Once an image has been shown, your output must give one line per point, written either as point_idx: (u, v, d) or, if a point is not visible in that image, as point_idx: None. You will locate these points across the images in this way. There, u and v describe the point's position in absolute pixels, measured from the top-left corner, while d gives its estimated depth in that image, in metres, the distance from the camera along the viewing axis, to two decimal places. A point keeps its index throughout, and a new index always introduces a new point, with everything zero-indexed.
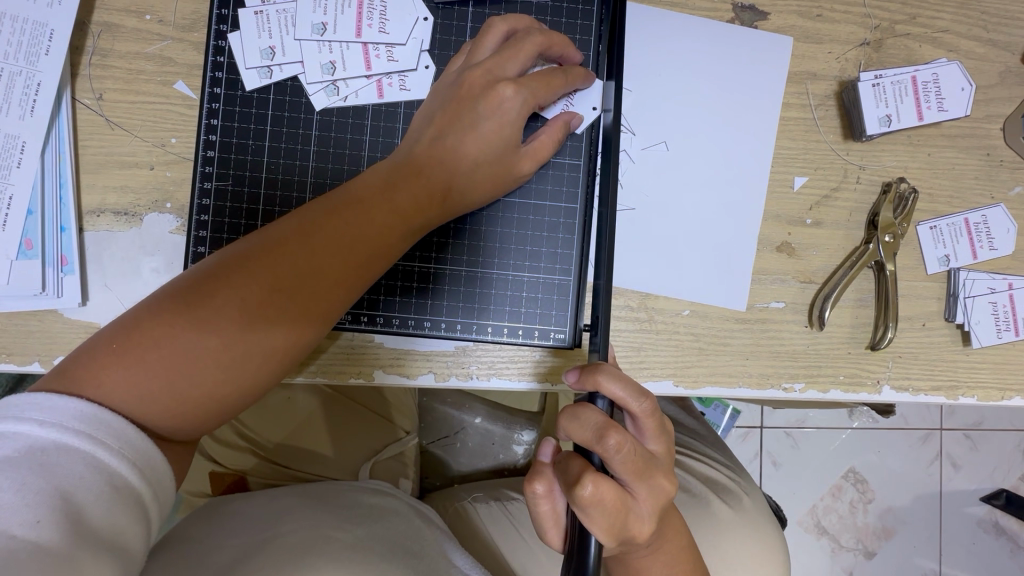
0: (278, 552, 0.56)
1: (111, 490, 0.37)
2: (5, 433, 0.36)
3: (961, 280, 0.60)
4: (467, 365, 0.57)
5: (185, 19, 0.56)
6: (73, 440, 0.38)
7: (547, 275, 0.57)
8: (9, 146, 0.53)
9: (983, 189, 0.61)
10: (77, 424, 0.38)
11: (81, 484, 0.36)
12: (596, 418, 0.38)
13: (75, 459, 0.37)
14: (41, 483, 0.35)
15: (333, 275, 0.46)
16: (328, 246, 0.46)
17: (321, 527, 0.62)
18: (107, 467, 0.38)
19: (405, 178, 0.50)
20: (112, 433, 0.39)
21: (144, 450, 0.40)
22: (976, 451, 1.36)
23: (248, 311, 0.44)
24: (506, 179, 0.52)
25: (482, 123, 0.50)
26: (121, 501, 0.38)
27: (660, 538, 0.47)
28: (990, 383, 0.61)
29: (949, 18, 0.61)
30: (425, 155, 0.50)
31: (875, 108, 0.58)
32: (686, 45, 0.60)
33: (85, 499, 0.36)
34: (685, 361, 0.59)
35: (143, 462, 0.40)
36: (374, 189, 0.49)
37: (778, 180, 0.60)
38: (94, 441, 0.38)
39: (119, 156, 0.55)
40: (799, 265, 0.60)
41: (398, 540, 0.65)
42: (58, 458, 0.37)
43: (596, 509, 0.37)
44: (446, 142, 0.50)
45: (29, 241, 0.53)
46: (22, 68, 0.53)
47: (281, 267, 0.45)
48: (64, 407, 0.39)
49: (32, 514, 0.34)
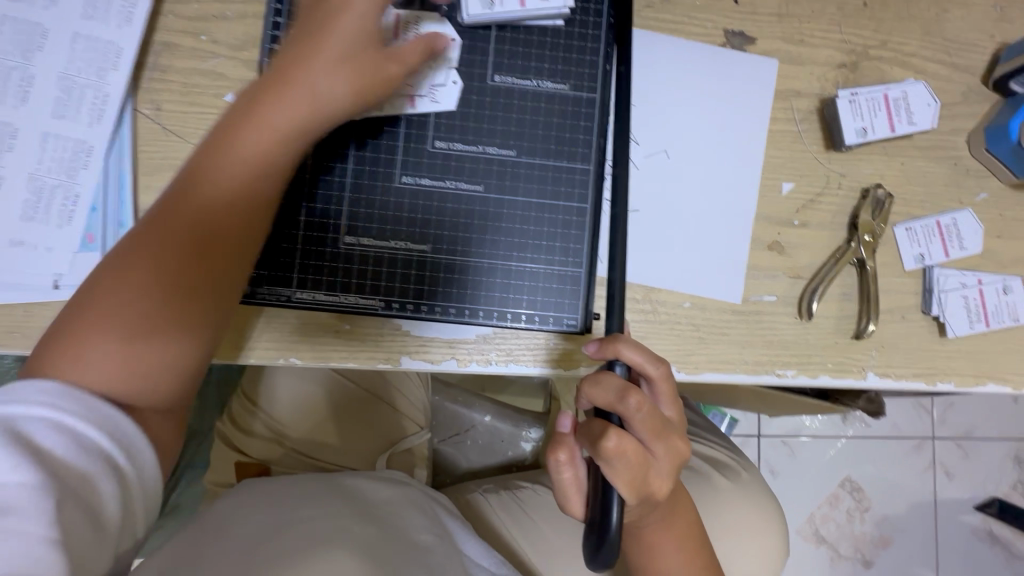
0: (306, 536, 0.59)
1: (89, 449, 0.41)
2: None
3: (935, 276, 0.66)
4: (487, 352, 0.62)
5: (236, 40, 0.63)
6: (44, 410, 0.41)
7: (561, 267, 0.62)
8: (76, 150, 0.58)
9: (952, 195, 0.68)
10: (46, 398, 0.41)
11: (61, 444, 0.39)
12: (617, 382, 0.43)
13: (41, 422, 0.40)
14: (18, 442, 0.37)
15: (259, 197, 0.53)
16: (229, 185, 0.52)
17: (345, 518, 0.64)
18: (77, 433, 0.41)
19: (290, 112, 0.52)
20: (79, 404, 0.43)
21: (108, 417, 0.43)
22: (968, 459, 1.40)
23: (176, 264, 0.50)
24: (375, 76, 0.54)
25: (338, 23, 0.53)
26: (102, 459, 0.41)
27: (670, 511, 0.52)
28: (965, 370, 0.67)
29: (916, 44, 0.69)
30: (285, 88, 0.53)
31: (852, 121, 0.65)
32: (683, 67, 0.67)
33: (68, 457, 0.39)
34: (686, 349, 0.64)
35: (112, 428, 0.43)
36: (316, 98, 0.53)
37: (767, 186, 0.67)
38: (58, 412, 0.41)
39: (174, 160, 0.61)
40: (788, 262, 0.66)
41: (413, 534, 0.67)
42: (30, 425, 0.39)
43: (619, 460, 0.41)
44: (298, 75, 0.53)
45: (91, 235, 0.59)
46: (92, 81, 0.59)
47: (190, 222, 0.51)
48: (24, 387, 0.42)
49: (13, 464, 0.36)
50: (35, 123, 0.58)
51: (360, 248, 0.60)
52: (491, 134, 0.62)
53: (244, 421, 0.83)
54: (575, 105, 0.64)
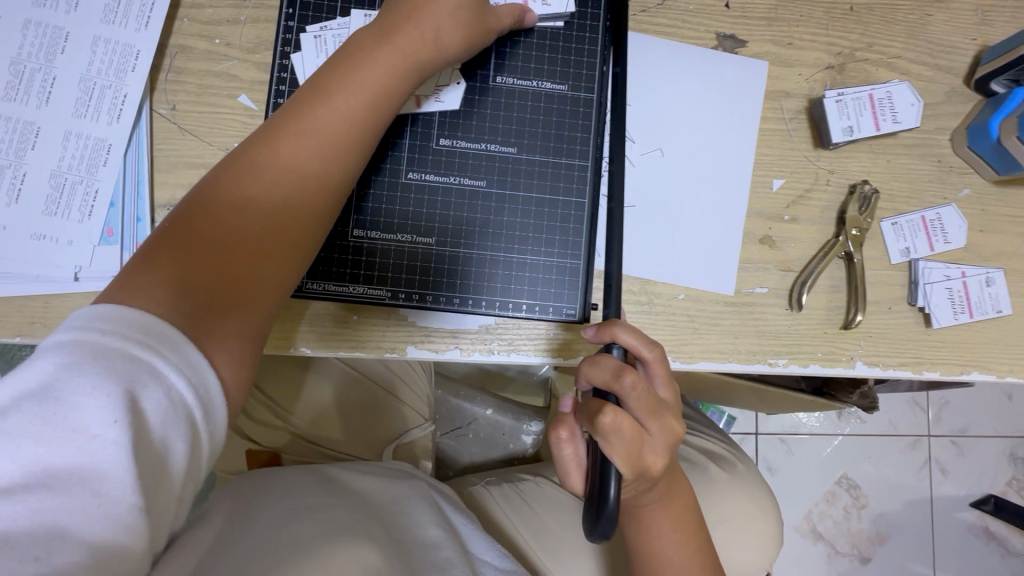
0: (317, 526, 0.61)
1: (170, 404, 0.39)
2: (74, 341, 0.38)
3: (920, 268, 0.69)
4: (489, 342, 0.64)
5: (249, 43, 0.66)
6: (139, 351, 0.39)
7: (560, 260, 0.65)
8: (97, 148, 0.61)
9: (936, 191, 0.71)
10: (142, 338, 0.40)
11: (146, 391, 0.38)
12: (612, 363, 0.45)
13: (135, 364, 0.39)
14: (110, 387, 0.37)
15: (323, 165, 0.52)
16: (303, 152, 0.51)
17: (354, 511, 0.66)
18: (166, 381, 0.40)
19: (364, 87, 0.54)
20: (171, 349, 0.41)
21: (196, 365, 0.42)
22: (963, 457, 1.42)
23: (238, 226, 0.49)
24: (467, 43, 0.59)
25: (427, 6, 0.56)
26: (179, 418, 0.39)
27: (667, 493, 0.54)
28: (951, 360, 0.69)
29: (900, 47, 0.72)
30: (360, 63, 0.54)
31: (839, 121, 0.68)
32: (677, 69, 0.70)
33: (149, 408, 0.38)
34: (681, 339, 0.67)
35: (196, 377, 0.41)
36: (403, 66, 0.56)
37: (759, 183, 0.69)
38: (157, 354, 0.40)
39: (189, 158, 0.64)
40: (779, 255, 0.68)
41: (418, 532, 0.69)
42: (120, 363, 0.38)
43: (615, 435, 0.44)
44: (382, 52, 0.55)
45: (110, 229, 0.61)
46: (112, 82, 0.62)
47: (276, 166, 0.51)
48: (127, 323, 0.40)
49: (108, 417, 0.36)
50: (57, 122, 0.61)
51: (367, 240, 0.63)
52: (493, 132, 0.65)
53: (252, 411, 0.85)
54: (573, 104, 0.66)
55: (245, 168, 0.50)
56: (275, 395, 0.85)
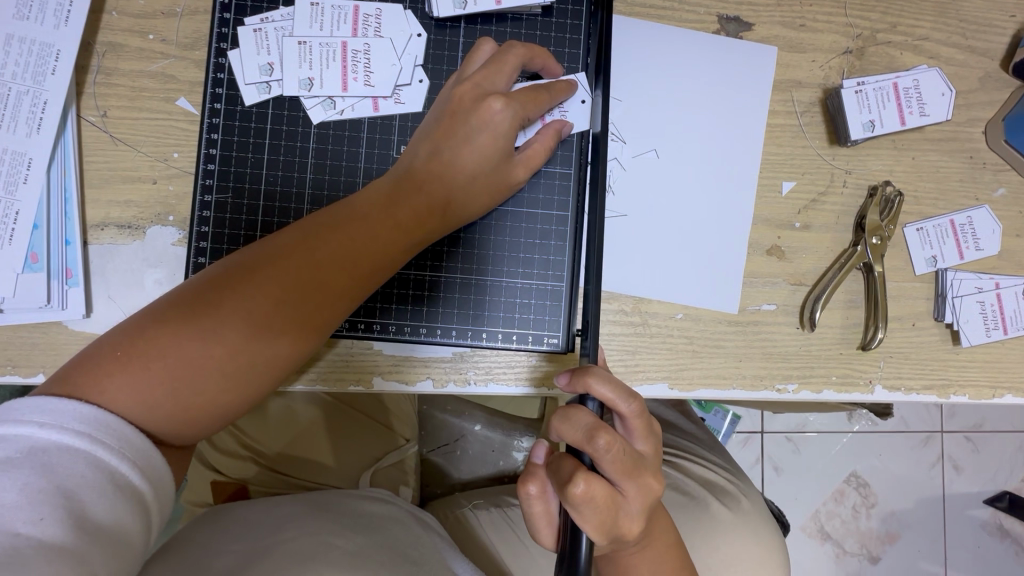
0: (278, 559, 0.53)
1: (113, 488, 0.38)
2: (5, 435, 0.37)
3: (949, 280, 0.61)
4: (465, 371, 0.58)
5: (187, 38, 0.58)
6: (74, 440, 0.38)
7: (540, 281, 0.58)
8: (15, 162, 0.54)
9: (968, 191, 0.63)
10: (80, 426, 0.38)
11: (83, 481, 0.37)
12: (586, 419, 0.39)
13: (73, 456, 0.37)
14: (42, 481, 0.35)
15: (349, 266, 0.48)
16: (333, 253, 0.47)
17: (323, 534, 0.59)
18: (106, 466, 0.38)
19: (407, 193, 0.51)
20: (113, 434, 0.39)
21: (141, 445, 0.40)
22: (978, 453, 1.35)
23: (251, 331, 0.45)
24: (500, 188, 0.53)
25: (476, 136, 0.51)
26: (123, 500, 0.38)
27: (647, 534, 0.47)
28: (981, 381, 0.62)
29: (928, 26, 0.63)
30: (419, 168, 0.52)
31: (859, 114, 0.60)
32: (671, 55, 0.62)
33: (87, 497, 0.36)
34: (678, 364, 0.60)
35: (141, 459, 0.40)
36: (438, 200, 0.51)
37: (766, 185, 0.62)
38: (94, 441, 0.38)
39: (123, 171, 0.57)
40: (789, 267, 0.61)
41: (399, 548, 0.63)
42: (56, 458, 0.37)
43: (588, 505, 0.38)
44: (440, 157, 0.51)
45: (34, 255, 0.55)
46: (29, 88, 0.55)
47: (285, 277, 0.46)
48: (67, 411, 0.39)
49: (35, 512, 0.34)
50: None
51: None
52: None
53: (218, 439, 0.79)
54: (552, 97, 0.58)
55: (245, 278, 0.45)
56: (242, 423, 0.80)
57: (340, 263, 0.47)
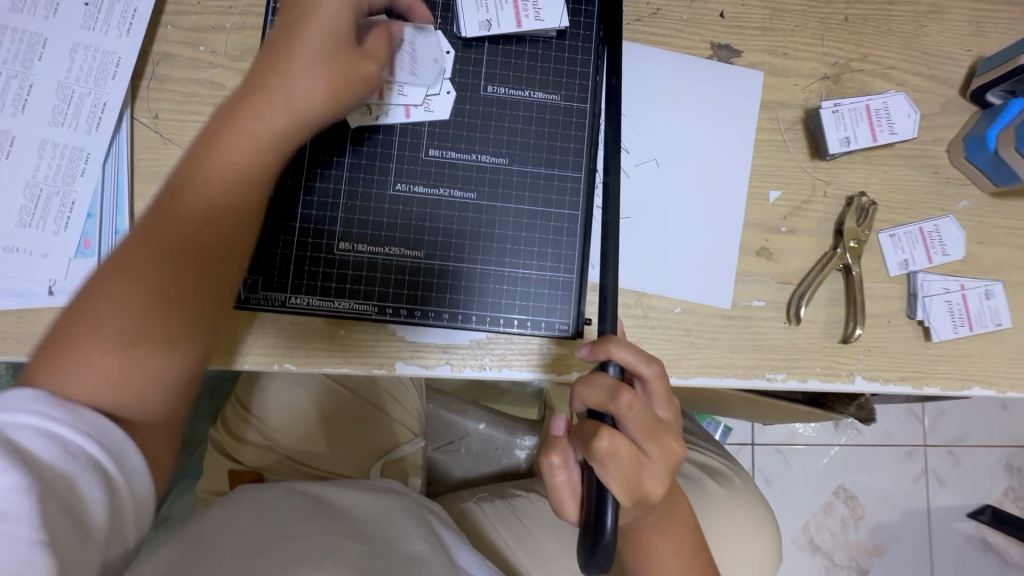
0: (292, 548, 0.55)
1: (70, 455, 0.39)
2: None
3: (919, 281, 0.67)
4: (481, 357, 0.62)
5: (234, 50, 0.64)
6: (25, 415, 0.39)
7: (552, 273, 0.63)
8: (75, 158, 0.59)
9: (934, 202, 0.70)
10: (24, 404, 0.39)
11: (42, 446, 0.38)
12: (607, 382, 0.44)
13: (27, 426, 0.38)
14: (7, 445, 0.36)
15: (252, 175, 0.53)
16: (218, 211, 0.51)
17: (331, 532, 0.60)
18: (62, 436, 0.39)
19: (265, 101, 0.53)
20: (59, 411, 0.41)
21: (88, 420, 0.42)
22: (959, 466, 1.41)
23: (177, 267, 0.49)
24: (363, 79, 0.56)
25: (314, 34, 0.53)
26: (84, 465, 0.39)
27: (666, 514, 0.52)
28: (951, 374, 0.68)
29: (895, 57, 0.71)
30: (266, 78, 0.54)
31: (836, 131, 0.67)
32: (669, 78, 0.69)
33: (50, 458, 0.38)
34: (677, 352, 0.65)
35: (91, 432, 0.41)
36: (325, 100, 0.54)
37: (754, 194, 0.68)
38: (46, 416, 0.40)
39: (171, 168, 0.62)
40: (776, 267, 0.67)
41: (399, 547, 0.63)
42: (13, 429, 0.38)
43: (613, 460, 0.42)
44: (287, 61, 0.54)
45: (87, 241, 0.59)
46: (91, 91, 0.60)
47: (187, 219, 0.50)
48: (9, 396, 0.40)
49: (6, 466, 0.35)
50: (33, 130, 0.59)
51: (355, 253, 0.61)
52: (485, 144, 0.63)
53: (238, 428, 0.82)
54: (564, 116, 0.65)
55: (156, 228, 0.49)
56: (261, 414, 0.83)
57: (254, 213, 0.53)
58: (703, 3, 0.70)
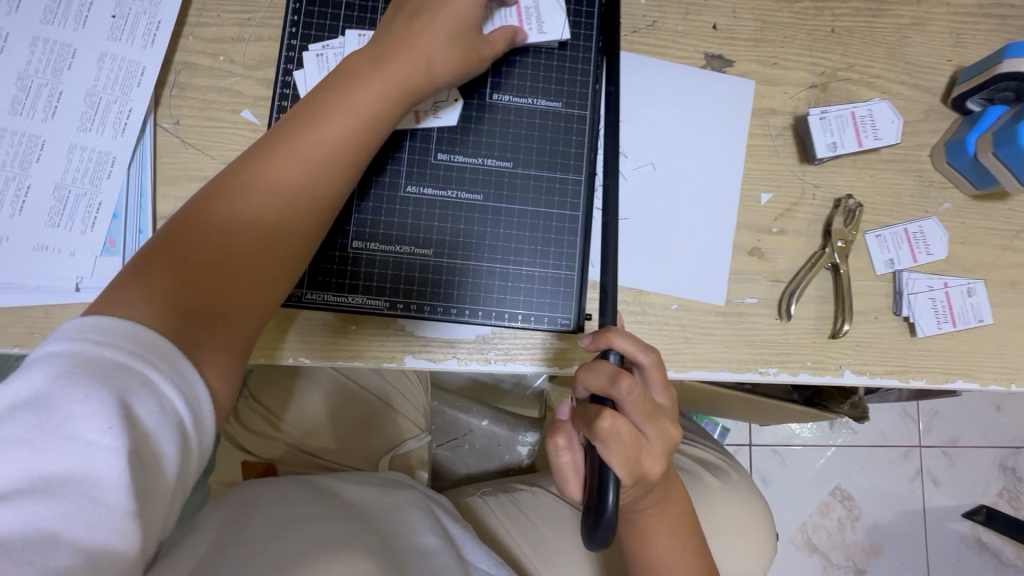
0: (307, 534, 0.57)
1: (161, 410, 0.39)
2: (61, 353, 0.38)
3: (904, 279, 0.71)
4: (486, 351, 0.65)
5: (252, 60, 0.67)
6: (126, 359, 0.39)
7: (555, 270, 0.66)
8: (101, 161, 0.62)
9: (918, 204, 0.73)
10: (124, 345, 0.40)
11: (138, 396, 0.38)
12: (608, 368, 0.47)
13: (125, 372, 0.39)
14: (104, 393, 0.37)
15: (341, 135, 0.53)
16: (265, 185, 0.51)
17: (342, 521, 0.62)
18: (156, 387, 0.40)
19: (375, 73, 0.56)
20: (158, 356, 0.41)
21: (182, 369, 0.42)
22: (954, 467, 1.43)
23: (254, 219, 0.50)
24: (462, 69, 0.59)
25: (435, 20, 0.58)
26: (170, 424, 0.40)
27: (663, 497, 0.54)
28: (936, 368, 0.71)
29: (879, 67, 0.75)
30: (385, 53, 0.57)
31: (824, 137, 0.70)
32: (665, 87, 0.72)
33: (142, 412, 0.38)
34: (674, 347, 0.68)
35: (182, 384, 0.41)
36: (415, 79, 0.57)
37: (747, 196, 0.72)
38: (144, 361, 0.40)
39: (192, 171, 0.65)
40: (768, 266, 0.70)
41: (407, 538, 0.65)
42: (112, 373, 0.38)
43: (614, 439, 0.45)
44: (405, 41, 0.57)
45: (112, 240, 0.62)
46: (117, 98, 0.63)
47: (274, 166, 0.51)
48: (107, 330, 0.40)
49: (102, 422, 0.36)
50: (62, 136, 0.62)
51: (368, 250, 0.64)
52: (490, 148, 0.67)
53: (250, 422, 0.85)
54: (566, 122, 0.68)
55: (244, 175, 0.51)
56: (272, 408, 0.86)
57: (312, 183, 0.52)
58: (697, 15, 0.74)
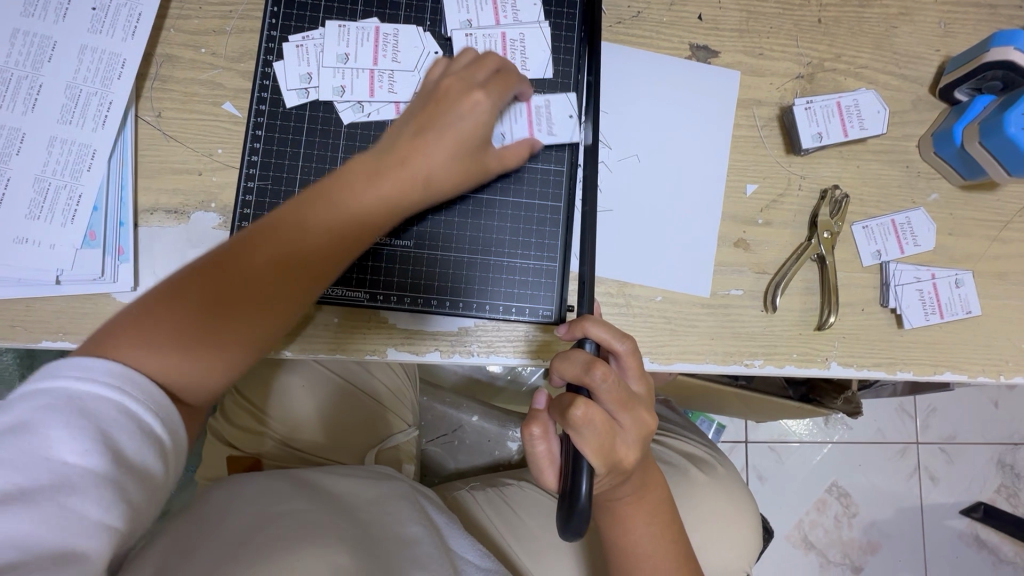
0: (287, 524, 0.57)
1: (140, 433, 0.42)
2: (46, 387, 0.41)
3: (891, 270, 0.70)
4: (468, 343, 0.65)
5: (234, 52, 0.67)
6: (106, 391, 0.42)
7: (536, 262, 0.66)
8: (81, 154, 0.62)
9: (906, 195, 0.73)
10: (107, 378, 0.43)
11: (116, 424, 0.41)
12: (583, 356, 0.47)
13: (104, 403, 0.42)
14: (84, 422, 0.40)
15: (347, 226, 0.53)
16: (260, 268, 0.51)
17: (324, 512, 0.62)
18: (136, 415, 0.43)
19: (389, 168, 0.55)
20: (137, 386, 0.44)
21: (161, 398, 0.45)
22: (952, 464, 1.42)
23: (251, 303, 0.50)
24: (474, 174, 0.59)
25: (457, 122, 0.57)
26: (149, 443, 0.43)
27: (641, 485, 0.54)
28: (923, 360, 0.70)
29: (866, 57, 0.75)
30: (404, 145, 0.56)
31: (809, 127, 0.70)
32: (649, 78, 0.72)
33: (120, 439, 0.41)
34: (659, 339, 0.68)
35: (160, 409, 0.45)
36: (424, 182, 0.56)
37: (732, 188, 0.71)
38: (123, 391, 0.43)
39: (174, 164, 0.65)
40: (754, 258, 0.70)
41: (391, 529, 0.65)
42: (92, 403, 0.41)
43: (588, 428, 0.45)
44: (423, 137, 0.56)
45: (93, 233, 0.62)
46: (97, 90, 0.63)
47: (277, 250, 0.51)
48: (92, 367, 0.43)
49: (80, 445, 0.39)
50: (42, 128, 0.62)
51: None
52: None
53: (236, 417, 0.85)
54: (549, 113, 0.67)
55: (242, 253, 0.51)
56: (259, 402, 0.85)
57: (306, 274, 0.53)
58: (682, 6, 0.73)
